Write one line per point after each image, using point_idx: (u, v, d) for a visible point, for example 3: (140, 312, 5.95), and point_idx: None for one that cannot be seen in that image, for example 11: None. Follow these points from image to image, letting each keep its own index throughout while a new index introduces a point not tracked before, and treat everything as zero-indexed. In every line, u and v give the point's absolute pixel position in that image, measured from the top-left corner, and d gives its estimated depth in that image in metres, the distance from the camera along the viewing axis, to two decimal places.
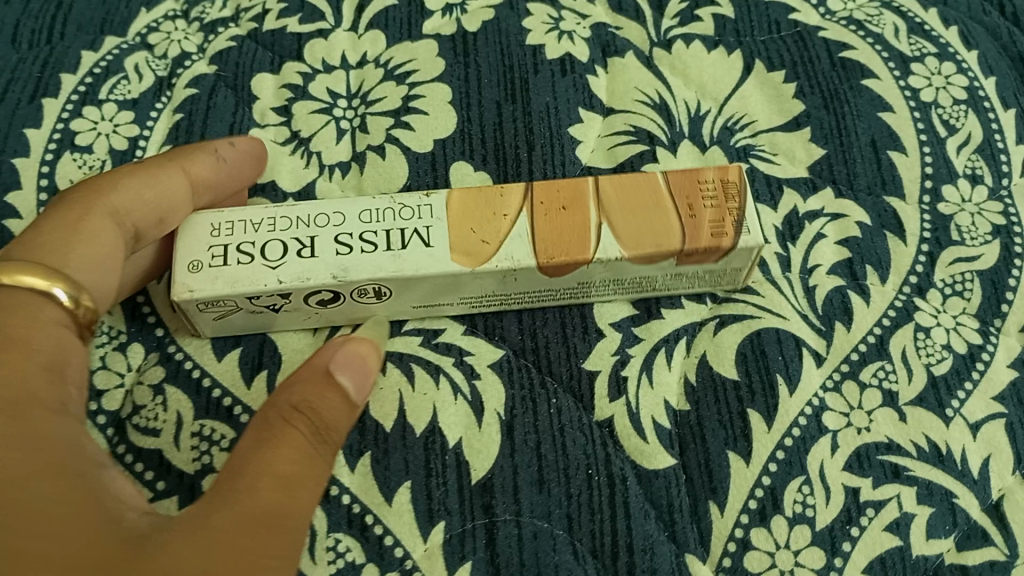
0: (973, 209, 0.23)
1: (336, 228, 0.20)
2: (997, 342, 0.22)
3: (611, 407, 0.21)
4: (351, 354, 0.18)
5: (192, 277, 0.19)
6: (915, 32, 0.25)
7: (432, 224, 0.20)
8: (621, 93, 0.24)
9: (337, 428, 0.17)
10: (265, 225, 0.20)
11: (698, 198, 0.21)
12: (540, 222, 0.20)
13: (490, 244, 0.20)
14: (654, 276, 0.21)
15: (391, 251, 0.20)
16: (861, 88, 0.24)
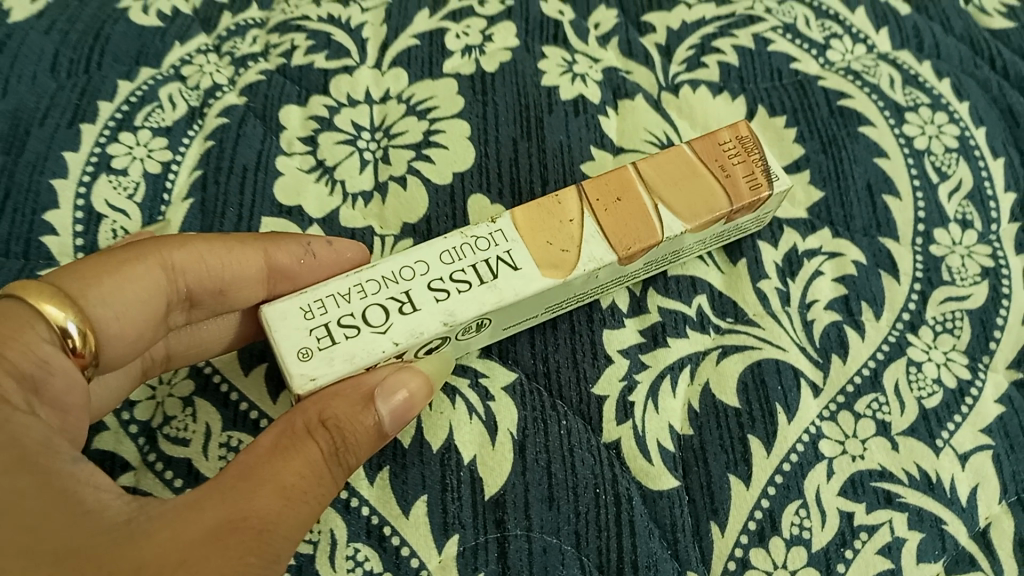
0: (963, 251, 0.24)
1: (425, 277, 0.20)
2: (985, 377, 0.23)
3: (618, 430, 0.22)
4: (391, 382, 0.19)
5: (306, 367, 0.19)
6: (911, 83, 0.26)
7: (511, 248, 0.21)
8: (631, 133, 0.25)
9: (356, 453, 0.18)
10: (354, 291, 0.20)
11: (726, 158, 0.23)
12: (604, 219, 0.21)
13: (570, 252, 0.21)
14: (703, 238, 0.23)
15: (486, 285, 0.20)
16: (860, 135, 0.26)
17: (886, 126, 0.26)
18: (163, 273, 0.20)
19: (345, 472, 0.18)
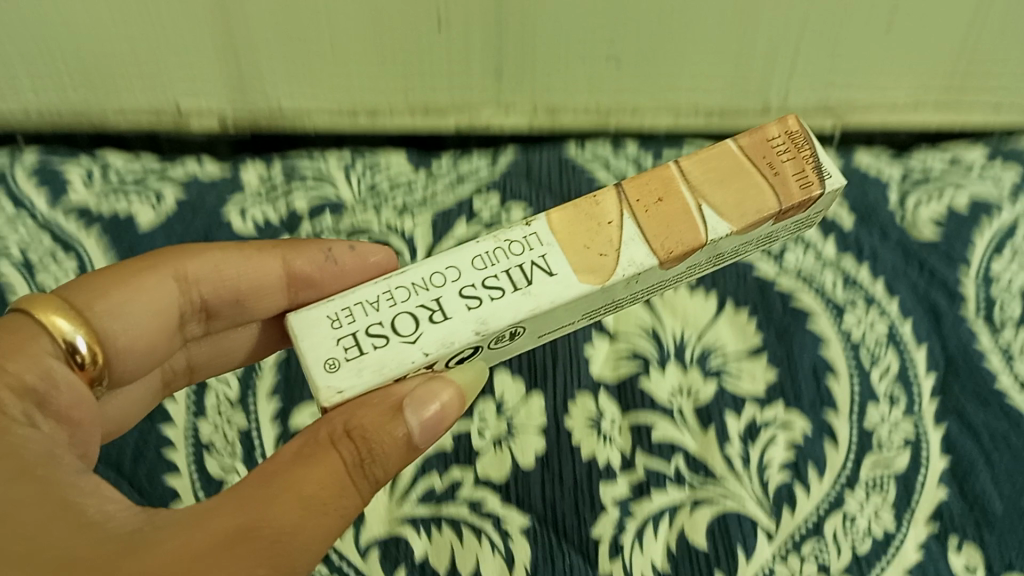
0: (891, 424, 0.30)
1: (457, 283, 0.23)
2: (908, 529, 0.29)
3: (611, 565, 0.28)
4: (416, 403, 0.21)
5: (332, 378, 0.21)
6: (850, 282, 0.33)
7: (547, 253, 0.23)
8: (625, 321, 0.33)
9: (380, 462, 0.21)
10: (385, 300, 0.23)
11: (776, 156, 0.24)
12: (645, 220, 0.24)
13: (607, 257, 0.23)
14: (748, 240, 0.25)
15: (519, 292, 0.23)
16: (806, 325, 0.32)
17: (826, 318, 0.32)
18: (167, 285, 0.27)
19: (373, 479, 0.21)
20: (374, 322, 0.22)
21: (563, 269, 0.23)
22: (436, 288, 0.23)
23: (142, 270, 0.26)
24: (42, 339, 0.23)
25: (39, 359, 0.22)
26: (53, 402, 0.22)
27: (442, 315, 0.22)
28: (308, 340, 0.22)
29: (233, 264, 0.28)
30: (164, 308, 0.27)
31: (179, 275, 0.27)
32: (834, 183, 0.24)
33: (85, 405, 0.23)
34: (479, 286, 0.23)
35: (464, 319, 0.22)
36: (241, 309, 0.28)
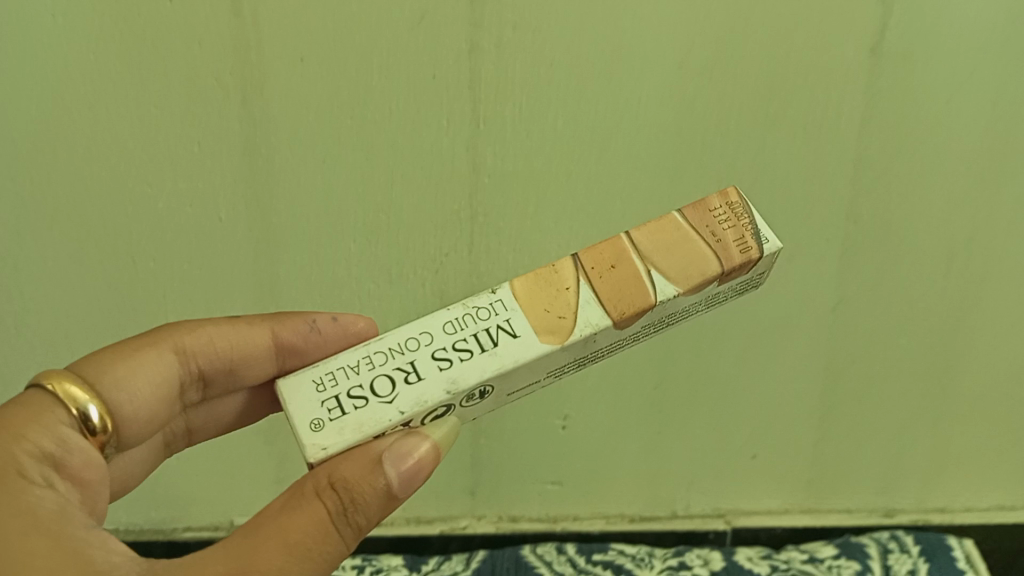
0: None
1: (428, 346, 0.38)
2: None
3: None
4: (398, 458, 0.35)
5: (316, 430, 0.36)
6: (716, 298, 0.42)
7: (512, 317, 0.39)
8: None
9: (361, 499, 0.34)
10: (367, 365, 0.38)
11: (717, 225, 0.40)
12: (600, 285, 0.39)
13: (565, 317, 0.39)
14: (683, 310, 0.41)
15: (486, 350, 0.38)
16: (694, 301, 0.41)
17: (704, 295, 0.40)
18: (170, 356, 0.45)
19: (354, 523, 0.34)
20: (355, 384, 0.37)
21: (525, 329, 0.38)
22: (411, 351, 0.38)
23: (148, 344, 0.45)
24: (49, 419, 0.37)
25: (63, 432, 0.37)
26: (70, 468, 0.36)
27: (417, 376, 0.38)
28: (297, 403, 0.37)
29: (290, 512, 0.34)
30: (169, 376, 0.45)
31: (177, 346, 0.46)
32: (770, 248, 0.40)
33: (95, 465, 0.38)
34: (454, 357, 0.38)
35: (435, 383, 0.37)
36: (238, 369, 0.47)
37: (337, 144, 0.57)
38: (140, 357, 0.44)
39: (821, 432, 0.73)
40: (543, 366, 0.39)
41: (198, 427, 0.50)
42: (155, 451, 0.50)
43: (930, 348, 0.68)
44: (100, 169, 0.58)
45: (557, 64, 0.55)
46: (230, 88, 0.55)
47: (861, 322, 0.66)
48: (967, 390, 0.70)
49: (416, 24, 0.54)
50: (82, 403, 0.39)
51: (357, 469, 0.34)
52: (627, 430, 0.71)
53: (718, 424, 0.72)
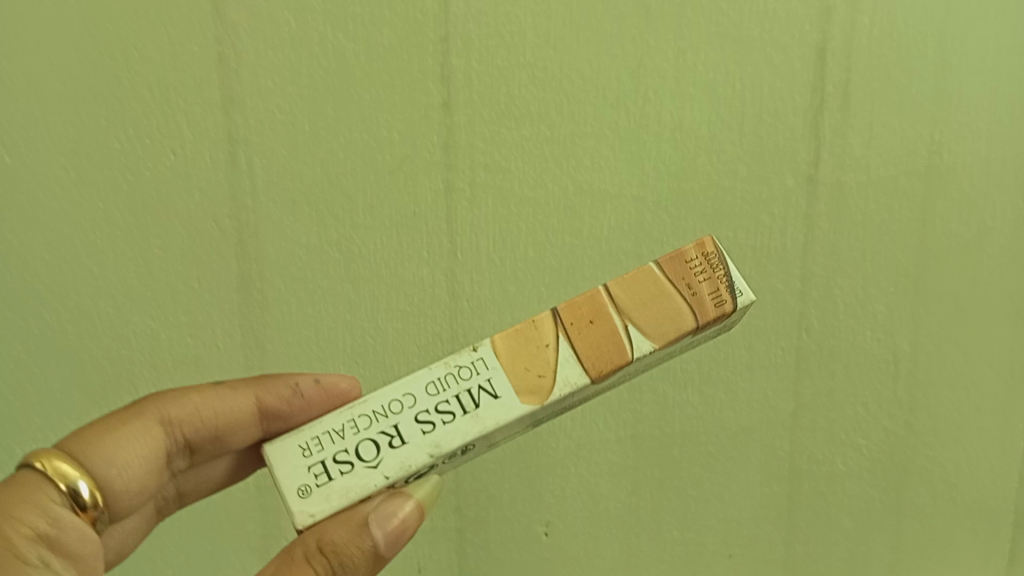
0: None
1: (413, 408, 0.40)
2: None
3: None
4: (383, 522, 0.38)
5: (305, 494, 0.39)
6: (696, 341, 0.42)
7: (495, 375, 0.40)
8: None
9: (350, 561, 0.37)
10: (353, 428, 0.40)
11: (693, 277, 0.40)
12: (578, 340, 0.40)
13: (544, 375, 0.40)
14: (660, 356, 0.42)
15: (469, 411, 0.39)
16: (672, 348, 0.42)
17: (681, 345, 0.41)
18: (157, 427, 0.47)
19: None
20: (341, 448, 0.40)
21: (506, 390, 0.40)
22: (396, 413, 0.40)
23: (137, 417, 0.46)
24: (43, 497, 0.38)
25: (52, 509, 0.38)
26: (60, 542, 0.37)
27: (401, 439, 0.39)
28: (286, 469, 0.39)
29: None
30: (158, 447, 0.47)
31: (164, 417, 0.47)
32: (744, 299, 0.41)
33: (88, 539, 0.39)
34: (435, 423, 0.39)
35: (416, 447, 0.39)
36: (222, 434, 0.49)
37: (322, 278, 0.60)
38: (128, 433, 0.45)
39: (791, 528, 0.69)
40: (522, 423, 0.41)
41: (189, 491, 0.53)
42: (151, 520, 0.52)
43: (892, 453, 0.68)
44: (90, 310, 0.59)
45: (526, 200, 0.60)
46: (224, 231, 0.58)
47: (823, 429, 0.67)
48: (925, 494, 0.69)
49: (396, 168, 0.58)
50: (73, 480, 0.40)
51: (346, 536, 0.37)
52: (606, 545, 0.69)
53: (699, 534, 0.69)
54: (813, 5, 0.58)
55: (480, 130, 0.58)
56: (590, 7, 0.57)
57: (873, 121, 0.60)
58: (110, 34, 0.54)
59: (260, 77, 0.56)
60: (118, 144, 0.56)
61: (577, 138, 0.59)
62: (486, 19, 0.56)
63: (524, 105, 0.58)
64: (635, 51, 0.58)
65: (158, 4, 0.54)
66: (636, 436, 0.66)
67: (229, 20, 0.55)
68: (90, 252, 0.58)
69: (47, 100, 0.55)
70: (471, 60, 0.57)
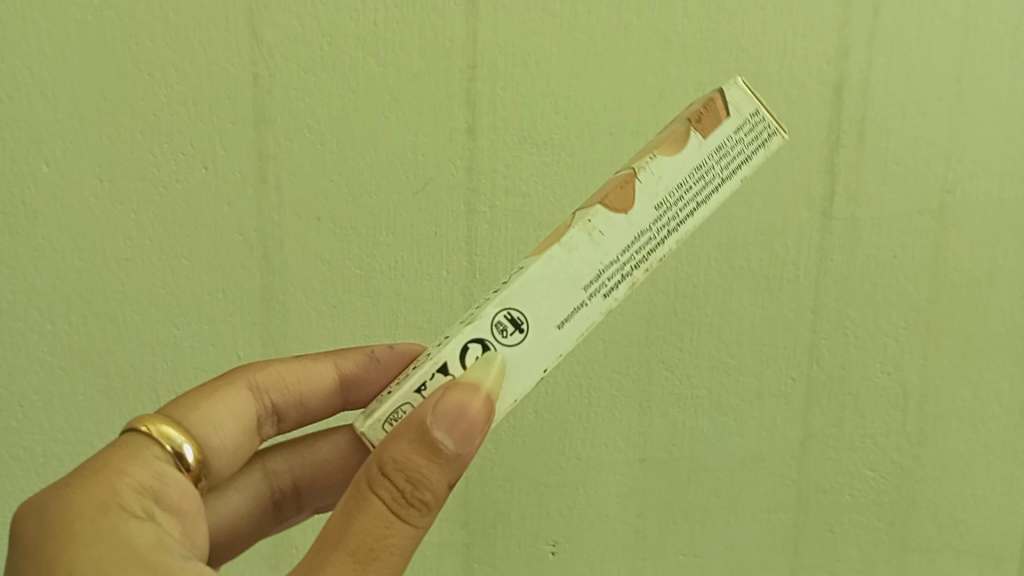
0: None
1: (461, 320, 0.41)
2: None
3: None
4: (444, 420, 0.35)
5: (370, 420, 0.39)
6: (725, 154, 0.41)
7: (524, 263, 0.41)
8: None
9: (420, 469, 0.35)
10: (415, 365, 0.41)
11: (685, 114, 0.43)
12: (591, 200, 0.41)
13: (563, 231, 0.40)
14: (692, 170, 0.40)
15: (501, 287, 0.40)
16: (699, 164, 0.40)
17: (699, 152, 0.40)
18: (246, 392, 0.51)
19: (418, 497, 0.35)
20: (401, 377, 0.41)
21: (532, 260, 0.40)
22: (450, 332, 0.41)
23: (225, 383, 0.51)
24: (149, 454, 0.42)
25: (156, 464, 0.42)
26: (166, 497, 0.41)
27: (448, 338, 0.40)
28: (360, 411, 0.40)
29: (354, 512, 0.35)
30: (248, 410, 0.51)
31: (250, 383, 0.51)
32: (734, 85, 0.41)
33: (190, 494, 0.42)
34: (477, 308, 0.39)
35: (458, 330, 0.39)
36: (304, 401, 0.53)
37: (344, 293, 0.61)
38: (222, 399, 0.49)
39: (797, 558, 0.70)
40: (564, 279, 0.39)
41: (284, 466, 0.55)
42: (261, 506, 0.55)
43: (900, 485, 0.68)
44: (117, 316, 0.61)
45: (546, 226, 0.61)
46: (250, 243, 0.60)
47: (831, 459, 0.67)
48: (932, 531, 0.69)
49: (420, 189, 0.60)
50: (178, 443, 0.44)
51: (406, 451, 0.35)
52: (612, 566, 0.69)
53: (705, 558, 0.69)
54: (830, 45, 0.59)
55: (502, 155, 0.60)
56: (614, 40, 0.58)
57: (887, 158, 0.61)
58: (150, 49, 0.56)
59: (291, 97, 0.58)
60: (152, 155, 0.58)
61: (598, 167, 0.60)
62: (513, 48, 0.58)
63: (546, 132, 0.59)
64: (655, 83, 0.59)
65: (197, 23, 0.56)
66: (645, 459, 0.67)
67: (264, 41, 0.57)
68: (120, 259, 0.60)
69: (85, 112, 0.57)
70: (497, 87, 0.58)
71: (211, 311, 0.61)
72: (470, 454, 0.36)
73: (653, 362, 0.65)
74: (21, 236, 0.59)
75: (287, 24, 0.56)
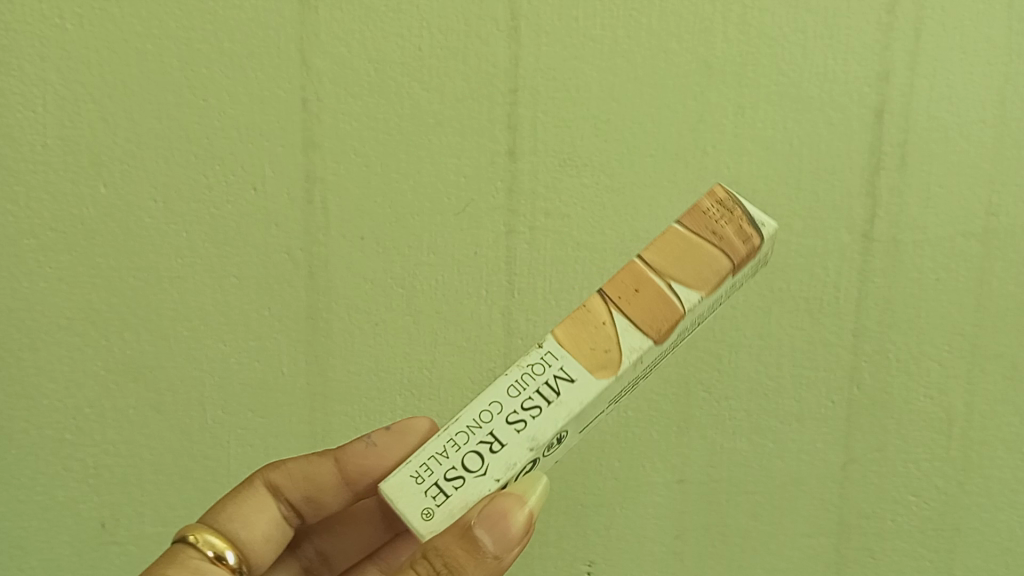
0: None
1: (494, 414, 0.40)
2: None
3: None
4: (494, 526, 0.37)
5: (419, 516, 0.39)
6: (735, 285, 0.44)
7: (561, 360, 0.41)
8: None
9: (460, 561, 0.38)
10: (452, 446, 0.40)
11: (705, 224, 0.43)
12: (629, 310, 0.41)
13: (607, 347, 0.41)
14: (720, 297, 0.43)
15: (549, 404, 0.40)
16: (720, 293, 0.43)
17: (731, 281, 0.43)
18: (265, 492, 0.51)
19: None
20: (438, 462, 0.40)
21: (580, 371, 0.41)
22: (486, 423, 0.40)
23: (243, 485, 0.50)
24: (184, 555, 0.44)
25: (196, 565, 0.44)
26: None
27: (498, 444, 0.40)
28: (403, 501, 0.39)
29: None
30: (268, 510, 0.50)
31: (267, 481, 0.51)
32: (765, 227, 0.43)
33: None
34: (512, 408, 0.40)
35: (518, 447, 0.39)
36: (320, 493, 0.51)
37: (386, 311, 0.62)
38: (245, 500, 0.50)
39: None
40: (606, 399, 0.41)
41: (330, 551, 0.57)
42: None
43: (945, 512, 0.67)
44: (169, 332, 0.62)
45: (585, 247, 0.62)
46: (297, 263, 0.61)
47: (874, 484, 0.67)
48: (977, 560, 0.68)
49: (462, 211, 0.61)
50: (219, 548, 0.46)
51: (453, 546, 0.38)
52: None
53: None
54: (871, 69, 0.60)
55: (543, 177, 0.61)
56: (655, 65, 0.59)
57: (930, 182, 0.62)
58: (205, 76, 0.59)
59: (339, 121, 0.59)
60: (205, 178, 0.60)
61: (638, 187, 0.61)
62: (554, 73, 0.59)
63: (587, 156, 0.61)
64: (695, 107, 0.60)
65: (251, 51, 0.58)
66: (684, 481, 0.67)
67: (314, 67, 0.59)
68: (173, 278, 0.62)
69: (143, 135, 0.59)
70: (538, 111, 0.60)
71: (258, 329, 0.63)
72: (515, 558, 0.39)
73: (692, 382, 0.65)
74: (79, 254, 0.61)
75: (336, 51, 0.58)
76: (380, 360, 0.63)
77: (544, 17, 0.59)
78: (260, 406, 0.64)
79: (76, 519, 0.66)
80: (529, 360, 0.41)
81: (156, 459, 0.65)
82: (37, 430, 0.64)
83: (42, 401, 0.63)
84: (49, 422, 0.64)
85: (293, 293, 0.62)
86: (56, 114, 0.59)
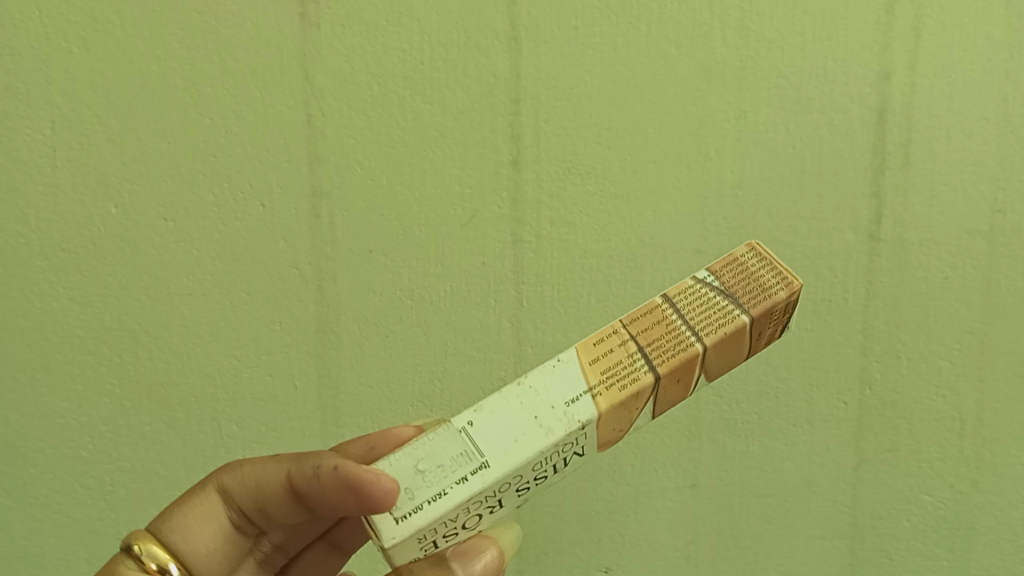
0: None
1: (512, 484, 0.36)
2: None
3: None
4: (466, 562, 0.40)
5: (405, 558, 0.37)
6: None
7: (586, 440, 0.37)
8: None
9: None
10: (463, 512, 0.36)
11: (763, 325, 0.39)
12: (659, 401, 0.39)
13: (620, 429, 0.39)
14: None
15: (555, 471, 0.38)
16: None
17: None
18: (216, 497, 0.47)
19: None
20: (444, 525, 0.36)
21: (591, 447, 0.38)
22: (502, 491, 0.36)
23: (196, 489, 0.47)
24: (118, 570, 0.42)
25: None
26: None
27: (498, 505, 0.37)
28: (399, 556, 0.36)
29: None
30: (220, 518, 0.46)
31: (220, 487, 0.46)
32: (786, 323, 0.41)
33: None
34: (528, 477, 0.37)
35: (510, 500, 0.38)
36: (272, 504, 0.46)
37: (395, 324, 0.63)
38: (194, 507, 0.46)
39: None
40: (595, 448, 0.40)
41: (285, 541, 0.51)
42: None
43: (958, 511, 0.67)
44: (180, 349, 0.63)
45: (591, 253, 0.62)
46: (304, 277, 0.62)
47: (886, 485, 0.67)
48: (993, 557, 0.68)
49: (467, 222, 0.62)
50: (163, 560, 0.43)
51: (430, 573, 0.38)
52: None
53: None
54: (872, 68, 0.60)
55: (547, 186, 0.61)
56: (655, 72, 0.60)
57: (934, 180, 0.62)
58: (209, 95, 0.59)
59: (343, 137, 0.60)
60: (211, 195, 0.61)
61: (642, 195, 0.61)
62: (555, 82, 0.60)
63: (589, 163, 0.61)
64: (696, 112, 0.60)
65: (253, 69, 0.59)
66: (696, 486, 0.67)
67: (317, 83, 0.59)
68: (182, 295, 0.62)
69: (150, 155, 0.60)
70: (541, 121, 0.60)
71: (267, 345, 0.63)
72: None
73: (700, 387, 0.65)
74: (90, 274, 0.62)
75: (338, 67, 0.59)
76: (389, 372, 0.64)
77: (544, 27, 0.59)
78: (271, 422, 0.64)
79: (93, 536, 0.66)
80: (565, 440, 0.36)
81: (171, 475, 0.65)
82: (52, 449, 0.64)
83: (54, 421, 0.64)
84: (63, 441, 0.64)
85: (301, 309, 0.62)
86: (64, 136, 0.60)
